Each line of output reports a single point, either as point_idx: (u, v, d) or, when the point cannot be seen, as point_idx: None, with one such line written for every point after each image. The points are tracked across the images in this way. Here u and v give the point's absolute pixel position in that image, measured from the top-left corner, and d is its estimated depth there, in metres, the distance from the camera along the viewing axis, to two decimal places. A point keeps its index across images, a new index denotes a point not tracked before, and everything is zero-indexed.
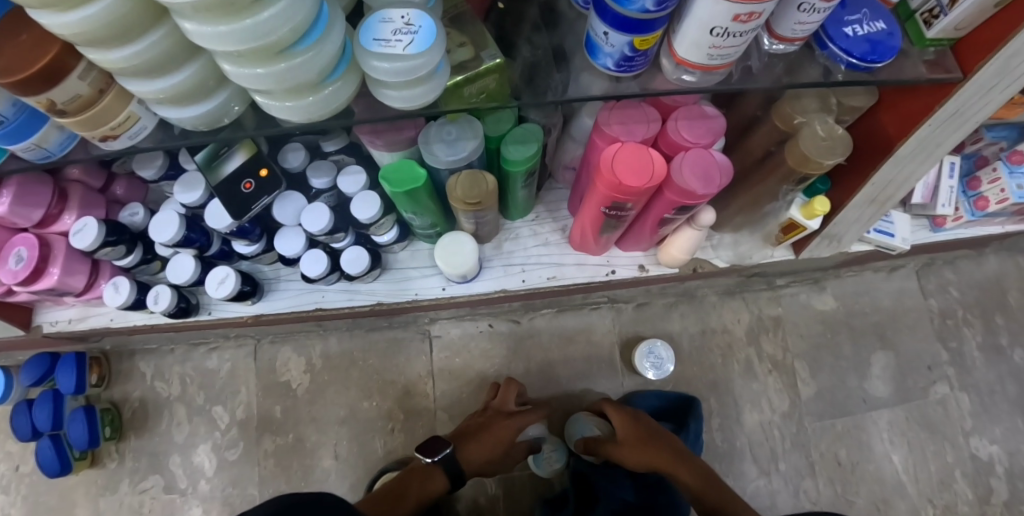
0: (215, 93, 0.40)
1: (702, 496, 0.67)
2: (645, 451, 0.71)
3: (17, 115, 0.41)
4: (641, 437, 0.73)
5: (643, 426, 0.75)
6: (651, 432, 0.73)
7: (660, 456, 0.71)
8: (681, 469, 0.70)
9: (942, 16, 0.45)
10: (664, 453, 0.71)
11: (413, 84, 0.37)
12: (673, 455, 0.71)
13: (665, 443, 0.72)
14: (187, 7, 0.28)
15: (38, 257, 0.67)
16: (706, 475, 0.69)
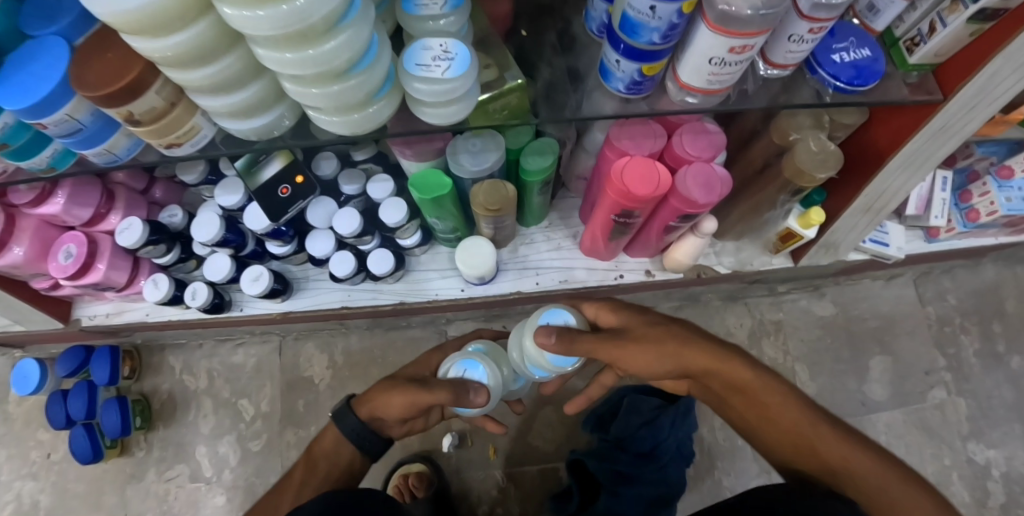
0: (271, 110, 0.45)
1: (770, 416, 0.50)
2: (684, 357, 0.54)
3: (94, 122, 0.47)
4: (672, 341, 0.55)
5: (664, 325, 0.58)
6: (687, 336, 0.56)
7: (704, 361, 0.53)
8: (736, 377, 0.53)
9: (922, 44, 0.50)
10: (710, 359, 0.53)
11: (447, 103, 0.42)
12: (722, 362, 0.53)
13: (711, 346, 0.55)
14: (265, 39, 0.33)
15: (86, 253, 0.72)
16: (776, 390, 0.52)
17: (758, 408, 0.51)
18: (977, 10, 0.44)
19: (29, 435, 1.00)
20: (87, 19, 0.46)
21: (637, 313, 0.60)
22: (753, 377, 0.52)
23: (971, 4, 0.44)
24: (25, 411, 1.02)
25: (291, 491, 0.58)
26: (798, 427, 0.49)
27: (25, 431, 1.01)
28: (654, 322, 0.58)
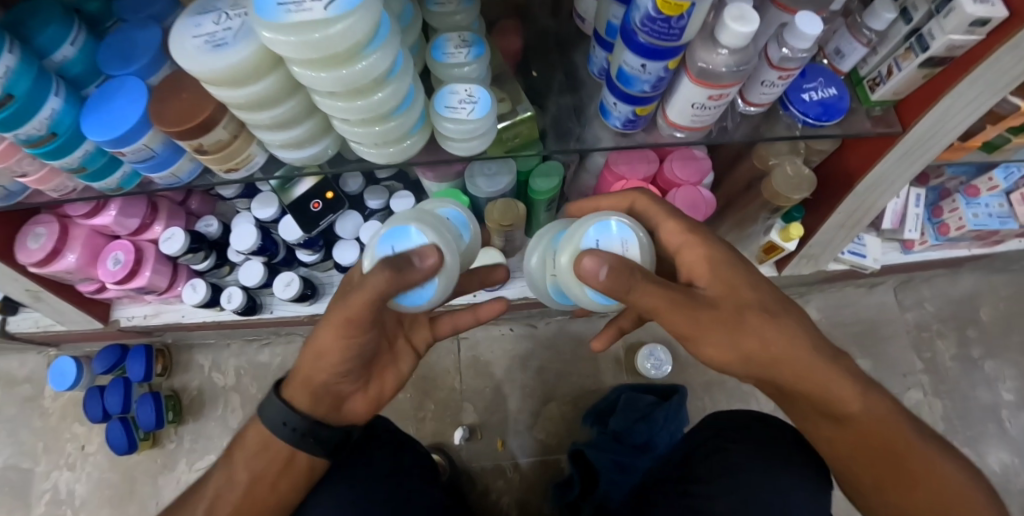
0: (318, 146, 0.53)
1: (856, 432, 0.48)
2: (788, 369, 0.45)
3: (164, 150, 0.55)
4: (789, 354, 0.44)
5: (790, 336, 0.44)
6: (801, 341, 0.45)
7: (812, 379, 0.45)
8: (847, 393, 0.46)
9: (882, 84, 0.57)
10: (821, 373, 0.45)
11: (471, 139, 0.50)
12: (827, 371, 0.46)
13: (820, 348, 0.46)
14: (327, 91, 0.41)
15: (133, 260, 0.80)
16: (878, 402, 0.47)
17: (838, 430, 0.49)
18: (925, 59, 0.51)
19: (65, 428, 1.07)
20: (156, 60, 0.54)
21: (763, 318, 0.44)
22: (856, 398, 0.47)
23: (920, 53, 0.51)
24: (61, 405, 1.09)
25: (202, 500, 0.54)
26: (901, 455, 0.47)
27: (61, 425, 1.08)
28: (787, 339, 0.44)
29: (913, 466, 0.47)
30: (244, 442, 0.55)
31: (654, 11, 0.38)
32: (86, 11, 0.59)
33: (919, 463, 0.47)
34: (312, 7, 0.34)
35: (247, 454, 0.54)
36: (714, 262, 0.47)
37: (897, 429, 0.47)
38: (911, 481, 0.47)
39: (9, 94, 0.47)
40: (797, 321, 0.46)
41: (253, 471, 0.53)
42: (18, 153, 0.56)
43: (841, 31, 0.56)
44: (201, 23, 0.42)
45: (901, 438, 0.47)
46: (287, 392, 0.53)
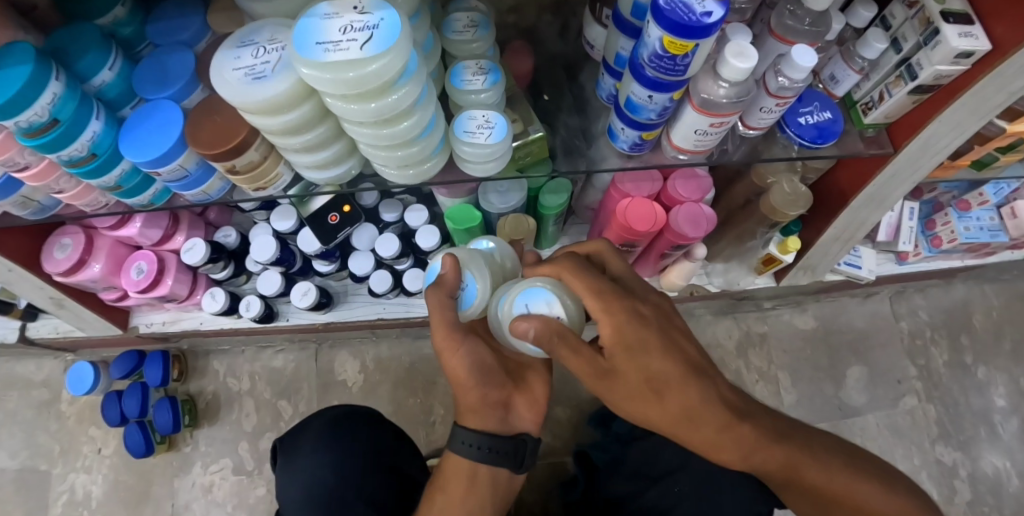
0: (342, 167, 0.56)
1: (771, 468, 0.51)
2: (690, 442, 0.47)
3: (197, 169, 0.59)
4: (689, 434, 0.46)
5: (698, 415, 0.45)
6: (709, 420, 0.46)
7: (719, 449, 0.48)
8: (738, 458, 0.49)
9: (874, 108, 0.60)
10: (725, 444, 0.47)
11: (488, 161, 0.53)
12: (734, 440, 0.48)
13: (729, 419, 0.47)
14: (360, 122, 0.45)
15: (156, 270, 0.83)
16: (783, 448, 0.51)
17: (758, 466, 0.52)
18: (914, 86, 0.54)
19: (82, 431, 1.10)
20: (190, 85, 0.57)
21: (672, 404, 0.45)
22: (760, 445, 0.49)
23: (909, 81, 0.55)
24: (77, 409, 1.12)
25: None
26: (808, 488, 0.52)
27: (78, 428, 1.10)
28: (688, 421, 0.45)
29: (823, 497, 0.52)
30: (444, 474, 0.53)
31: (660, 50, 0.41)
32: (120, 36, 0.62)
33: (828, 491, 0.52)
34: (350, 48, 0.38)
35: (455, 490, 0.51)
36: (620, 338, 0.45)
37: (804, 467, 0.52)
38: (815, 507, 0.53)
39: (55, 119, 0.51)
40: (711, 397, 0.46)
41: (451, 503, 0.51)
42: (57, 171, 0.60)
43: (835, 58, 0.60)
44: (240, 56, 0.45)
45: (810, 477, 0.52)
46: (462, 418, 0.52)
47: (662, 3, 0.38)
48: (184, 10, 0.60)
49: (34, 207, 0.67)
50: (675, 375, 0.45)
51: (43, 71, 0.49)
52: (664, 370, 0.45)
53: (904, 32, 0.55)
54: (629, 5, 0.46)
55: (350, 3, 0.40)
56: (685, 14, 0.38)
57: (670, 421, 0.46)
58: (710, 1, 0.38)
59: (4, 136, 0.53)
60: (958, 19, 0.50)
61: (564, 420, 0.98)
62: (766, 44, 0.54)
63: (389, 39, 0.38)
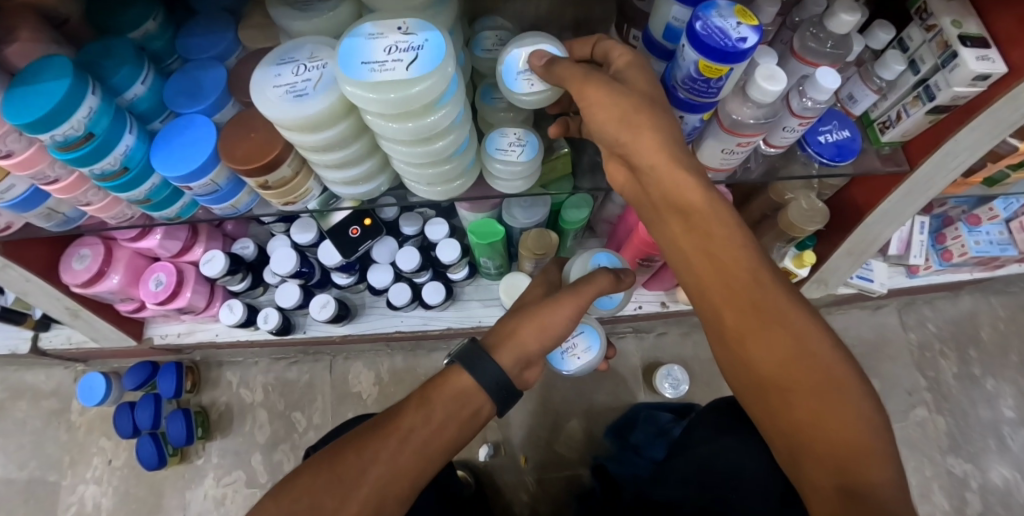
0: (372, 184, 0.57)
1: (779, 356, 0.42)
2: (705, 296, 0.44)
3: (227, 184, 0.60)
4: (703, 273, 0.43)
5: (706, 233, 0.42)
6: (720, 249, 0.42)
7: (731, 314, 0.43)
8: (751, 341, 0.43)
9: (892, 127, 0.62)
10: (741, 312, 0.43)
11: (518, 177, 0.55)
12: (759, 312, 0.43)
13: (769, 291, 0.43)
14: (399, 140, 0.46)
15: (175, 281, 0.84)
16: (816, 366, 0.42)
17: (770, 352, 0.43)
18: (932, 107, 0.56)
19: (92, 442, 1.09)
20: (222, 100, 0.58)
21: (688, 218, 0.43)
22: (802, 336, 0.42)
23: (927, 102, 0.56)
24: (87, 420, 1.11)
25: (394, 434, 0.51)
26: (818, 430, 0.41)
27: (87, 439, 1.10)
28: (703, 250, 0.43)
29: (833, 454, 0.40)
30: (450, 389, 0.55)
31: (696, 72, 0.43)
32: (150, 50, 0.62)
33: (851, 448, 0.40)
34: (396, 69, 0.39)
35: (445, 396, 0.54)
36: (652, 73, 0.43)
37: (831, 408, 0.41)
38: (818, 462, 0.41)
39: (91, 133, 0.51)
40: (755, 255, 0.42)
41: (449, 411, 0.53)
42: (86, 184, 0.60)
43: (854, 78, 0.61)
44: (281, 73, 0.46)
45: (827, 417, 0.41)
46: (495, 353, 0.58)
47: (699, 29, 0.40)
48: (215, 26, 0.61)
49: (59, 220, 0.66)
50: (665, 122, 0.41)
51: (79, 86, 0.49)
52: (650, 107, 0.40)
53: (922, 54, 0.56)
54: (661, 29, 0.48)
55: (394, 24, 0.42)
56: (721, 39, 0.39)
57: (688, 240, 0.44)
58: (745, 27, 0.39)
59: (37, 150, 0.53)
60: (975, 43, 0.51)
61: (579, 432, 0.99)
62: (790, 65, 0.55)
63: (433, 60, 0.40)
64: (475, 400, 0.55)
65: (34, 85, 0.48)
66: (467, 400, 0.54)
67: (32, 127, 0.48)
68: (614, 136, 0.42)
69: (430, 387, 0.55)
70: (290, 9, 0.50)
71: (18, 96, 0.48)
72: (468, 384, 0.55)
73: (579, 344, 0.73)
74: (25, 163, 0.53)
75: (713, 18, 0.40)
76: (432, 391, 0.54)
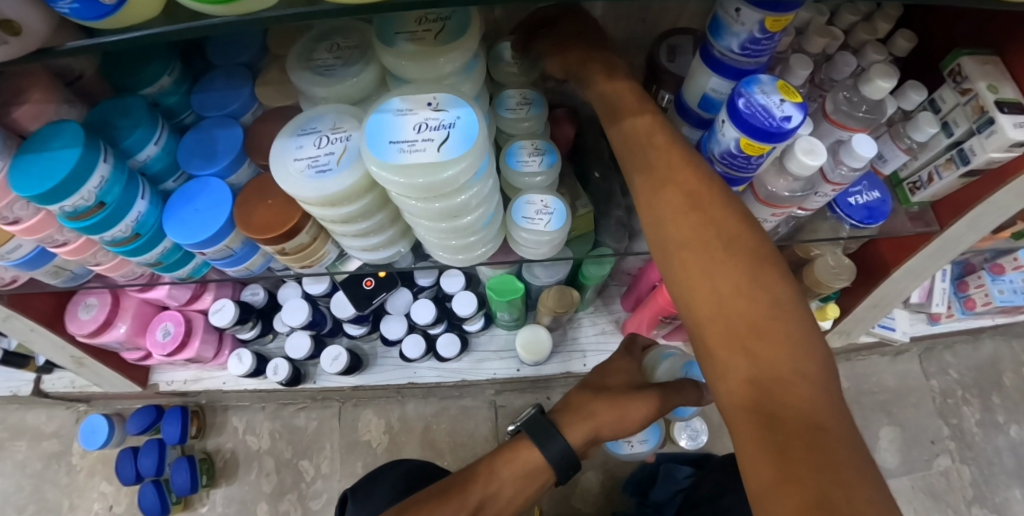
0: (391, 249, 0.56)
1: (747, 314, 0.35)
2: (681, 254, 0.39)
3: (243, 248, 0.58)
4: (685, 244, 0.38)
5: (669, 201, 0.40)
6: (692, 219, 0.39)
7: (698, 278, 0.37)
8: (713, 316, 0.36)
9: (922, 188, 0.61)
10: (698, 275, 0.37)
11: (544, 244, 0.54)
12: (720, 274, 0.37)
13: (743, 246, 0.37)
14: (422, 215, 0.44)
15: (183, 331, 0.82)
16: (783, 342, 0.34)
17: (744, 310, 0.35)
18: (967, 171, 0.54)
19: (92, 487, 1.07)
20: (238, 160, 0.56)
21: (695, 201, 0.40)
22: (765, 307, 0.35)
23: (961, 165, 0.55)
24: (88, 463, 1.08)
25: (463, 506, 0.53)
26: (794, 438, 0.31)
27: (88, 484, 1.07)
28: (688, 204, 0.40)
29: (812, 440, 0.30)
30: (514, 455, 0.58)
31: (735, 149, 0.42)
32: (164, 105, 0.59)
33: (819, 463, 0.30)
34: (426, 149, 0.39)
35: (515, 475, 0.57)
36: (689, 155, 0.42)
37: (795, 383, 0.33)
38: (784, 476, 0.30)
39: (101, 203, 0.49)
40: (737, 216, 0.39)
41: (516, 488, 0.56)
42: (95, 246, 0.58)
43: (884, 138, 0.59)
44: (302, 145, 0.45)
45: (793, 409, 0.32)
46: (567, 429, 0.59)
47: (741, 106, 0.39)
48: (233, 81, 0.59)
49: (66, 276, 0.64)
50: (719, 196, 0.40)
51: (92, 154, 0.47)
52: (710, 187, 0.40)
53: (955, 117, 0.54)
54: (697, 98, 0.47)
55: (423, 99, 0.41)
56: (765, 119, 0.38)
57: (652, 203, 0.42)
58: (789, 105, 0.38)
59: (45, 216, 0.51)
60: (1012, 108, 0.49)
61: (594, 484, 0.96)
62: (821, 127, 0.54)
63: (465, 144, 0.39)
64: (540, 476, 0.58)
65: (43, 152, 0.46)
66: (534, 476, 0.57)
67: (41, 198, 0.45)
68: (662, 210, 0.41)
69: (498, 458, 0.58)
70: (312, 74, 0.49)
71: (24, 164, 0.46)
72: (536, 461, 0.57)
73: (637, 437, 0.86)
74: (33, 229, 0.51)
75: (756, 94, 0.39)
76: (501, 466, 0.57)
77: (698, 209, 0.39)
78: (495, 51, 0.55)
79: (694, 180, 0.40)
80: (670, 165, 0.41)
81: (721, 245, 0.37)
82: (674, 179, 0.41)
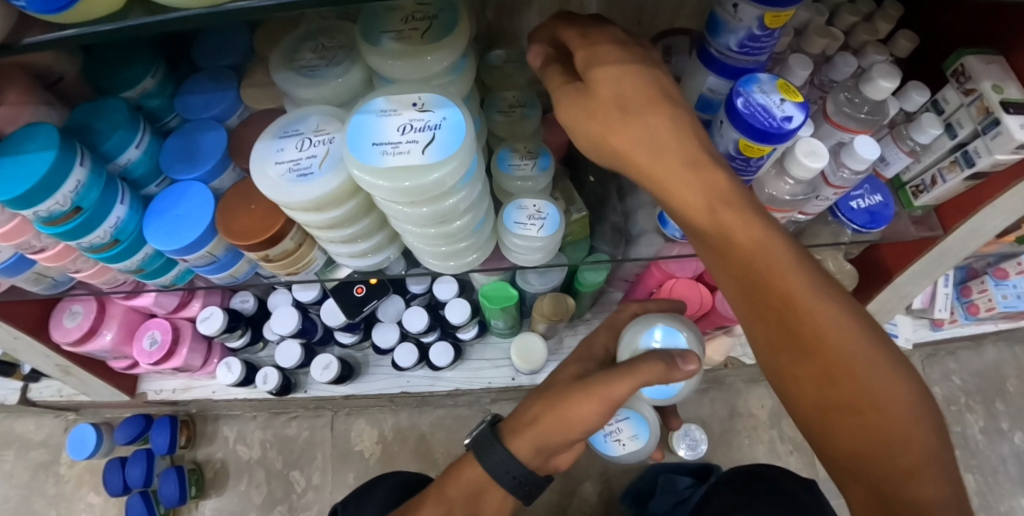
0: (380, 256, 0.55)
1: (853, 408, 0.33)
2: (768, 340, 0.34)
3: (226, 254, 0.56)
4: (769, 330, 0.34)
5: (741, 278, 0.34)
6: (775, 305, 0.33)
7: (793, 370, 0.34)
8: (817, 410, 0.34)
9: (926, 191, 0.59)
10: (792, 370, 0.34)
11: (537, 250, 0.52)
12: (791, 333, 0.33)
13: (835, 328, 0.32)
14: (410, 222, 0.43)
15: (170, 340, 0.80)
16: (894, 433, 0.32)
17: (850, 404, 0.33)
18: (972, 173, 0.53)
19: (80, 498, 1.04)
20: (222, 165, 0.54)
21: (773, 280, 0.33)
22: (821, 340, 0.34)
23: (966, 167, 0.53)
24: (75, 473, 1.06)
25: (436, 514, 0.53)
26: None
27: (76, 495, 1.05)
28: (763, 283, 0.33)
29: None
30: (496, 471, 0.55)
31: (733, 151, 0.40)
32: (147, 108, 0.58)
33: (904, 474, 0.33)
34: (411, 151, 0.37)
35: (465, 495, 0.53)
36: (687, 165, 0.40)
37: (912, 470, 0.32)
38: None
39: (77, 207, 0.47)
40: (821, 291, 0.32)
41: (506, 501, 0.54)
42: (75, 252, 0.56)
43: (886, 140, 0.58)
44: (283, 148, 0.44)
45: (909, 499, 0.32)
46: (512, 442, 0.53)
47: (740, 106, 0.37)
48: (218, 84, 0.57)
49: (47, 283, 0.62)
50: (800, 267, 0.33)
51: (67, 157, 0.45)
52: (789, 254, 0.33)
53: (960, 118, 0.53)
54: (693, 99, 0.46)
55: (408, 99, 0.39)
56: (765, 119, 0.37)
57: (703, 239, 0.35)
58: (790, 105, 0.37)
59: (22, 222, 0.49)
60: (1018, 109, 0.48)
61: (592, 494, 0.94)
62: (822, 129, 0.53)
63: (452, 144, 0.37)
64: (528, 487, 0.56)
65: (16, 156, 0.44)
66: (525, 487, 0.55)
67: (15, 203, 0.43)
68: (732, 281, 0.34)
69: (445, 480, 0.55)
70: (295, 75, 0.47)
71: None
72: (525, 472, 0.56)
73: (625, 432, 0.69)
74: (10, 234, 0.49)
75: (755, 94, 0.37)
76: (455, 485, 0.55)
77: (783, 295, 0.33)
78: (485, 60, 0.55)
79: (771, 259, 0.33)
80: (711, 224, 0.34)
81: (813, 333, 0.32)
82: (742, 252, 0.33)
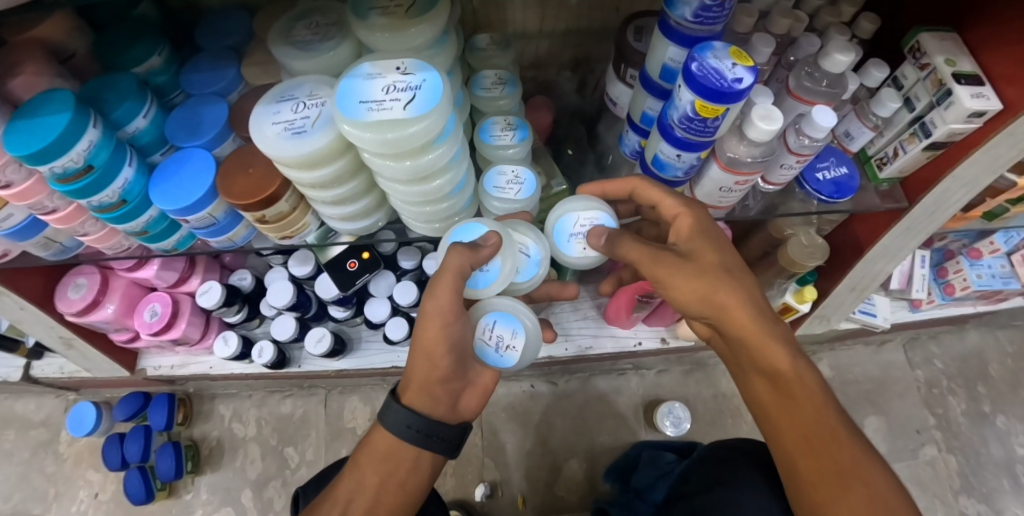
0: (369, 219, 0.58)
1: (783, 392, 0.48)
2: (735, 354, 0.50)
3: (225, 217, 0.60)
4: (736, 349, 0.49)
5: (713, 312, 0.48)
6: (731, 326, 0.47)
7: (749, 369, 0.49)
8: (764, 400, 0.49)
9: (889, 164, 0.62)
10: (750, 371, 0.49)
11: (515, 214, 0.56)
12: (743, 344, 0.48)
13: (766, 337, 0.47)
14: (394, 178, 0.46)
15: (170, 313, 0.82)
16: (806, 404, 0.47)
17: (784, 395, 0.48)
18: (929, 143, 0.56)
19: (79, 475, 1.07)
20: (223, 134, 0.58)
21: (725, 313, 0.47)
22: (787, 363, 0.47)
23: (923, 138, 0.56)
24: (75, 451, 1.09)
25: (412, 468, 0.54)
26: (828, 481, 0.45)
27: (75, 472, 1.07)
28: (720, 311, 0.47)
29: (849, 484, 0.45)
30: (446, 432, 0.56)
31: (692, 112, 0.44)
32: (153, 84, 0.61)
33: (839, 452, 0.46)
34: (394, 108, 0.40)
35: (377, 458, 0.53)
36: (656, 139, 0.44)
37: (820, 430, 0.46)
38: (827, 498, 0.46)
39: (89, 166, 0.50)
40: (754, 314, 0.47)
41: None
42: (83, 215, 0.59)
43: (850, 116, 0.61)
44: (279, 110, 0.47)
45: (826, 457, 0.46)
46: (405, 396, 0.54)
47: (695, 69, 0.41)
48: (219, 62, 0.61)
49: (56, 249, 0.65)
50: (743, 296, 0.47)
51: (80, 119, 0.48)
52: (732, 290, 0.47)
53: (917, 92, 0.56)
54: (657, 69, 0.49)
55: (392, 64, 0.42)
56: (718, 80, 0.40)
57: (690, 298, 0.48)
58: (741, 68, 0.40)
59: (37, 182, 0.52)
60: (969, 80, 0.51)
61: (579, 472, 0.96)
62: (785, 103, 0.56)
63: (431, 101, 0.41)
64: None
65: (33, 117, 0.48)
66: None
67: (31, 159, 0.46)
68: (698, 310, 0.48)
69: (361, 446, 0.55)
70: (291, 48, 0.50)
71: (16, 128, 0.47)
72: None
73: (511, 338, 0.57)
74: (24, 194, 0.52)
75: (709, 59, 0.41)
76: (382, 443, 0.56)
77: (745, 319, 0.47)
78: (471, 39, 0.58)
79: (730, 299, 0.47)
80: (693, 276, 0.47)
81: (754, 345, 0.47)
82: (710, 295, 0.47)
